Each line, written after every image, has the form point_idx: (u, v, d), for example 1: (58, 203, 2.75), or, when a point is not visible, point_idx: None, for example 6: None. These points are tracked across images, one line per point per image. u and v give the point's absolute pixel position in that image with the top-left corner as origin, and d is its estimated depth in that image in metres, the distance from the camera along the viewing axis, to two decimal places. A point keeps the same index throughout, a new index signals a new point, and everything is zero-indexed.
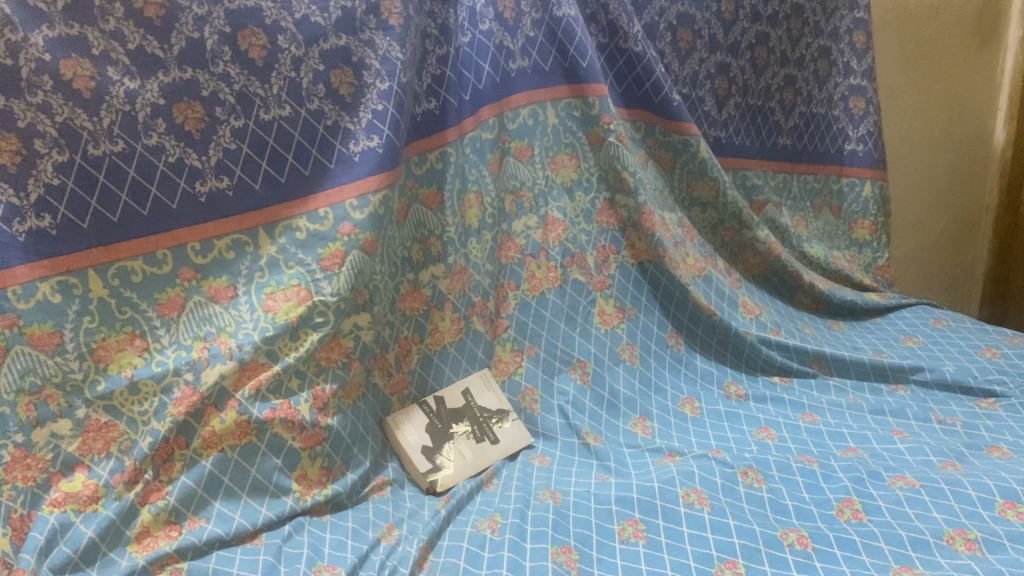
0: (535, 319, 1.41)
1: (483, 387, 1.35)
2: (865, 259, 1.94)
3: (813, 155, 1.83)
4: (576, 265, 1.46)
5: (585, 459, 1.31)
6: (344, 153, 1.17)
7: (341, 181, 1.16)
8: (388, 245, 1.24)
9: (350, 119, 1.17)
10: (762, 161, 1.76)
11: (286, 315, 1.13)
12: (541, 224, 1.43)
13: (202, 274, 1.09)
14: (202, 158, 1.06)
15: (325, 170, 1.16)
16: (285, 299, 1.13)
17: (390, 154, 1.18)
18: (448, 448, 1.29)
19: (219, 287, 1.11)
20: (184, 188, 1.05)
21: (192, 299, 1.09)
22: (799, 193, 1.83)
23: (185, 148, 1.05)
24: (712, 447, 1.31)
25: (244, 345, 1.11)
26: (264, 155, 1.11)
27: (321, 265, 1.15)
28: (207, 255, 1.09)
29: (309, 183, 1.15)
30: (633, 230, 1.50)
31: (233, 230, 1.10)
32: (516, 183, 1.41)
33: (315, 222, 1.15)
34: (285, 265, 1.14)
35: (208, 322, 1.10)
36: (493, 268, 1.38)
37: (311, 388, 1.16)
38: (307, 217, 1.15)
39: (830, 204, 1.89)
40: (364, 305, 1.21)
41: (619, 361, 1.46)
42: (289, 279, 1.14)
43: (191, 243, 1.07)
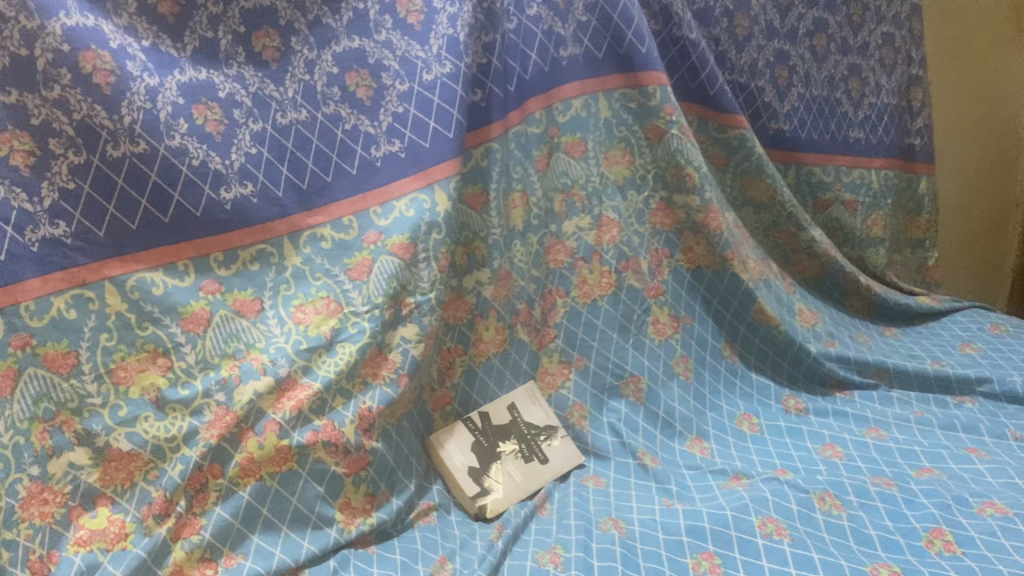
0: (585, 328, 1.30)
1: (529, 401, 1.25)
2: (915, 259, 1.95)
3: (888, 149, 1.80)
4: (631, 270, 1.33)
5: (643, 480, 1.21)
6: (366, 158, 1.09)
7: (365, 188, 1.09)
8: (431, 247, 1.12)
9: (370, 123, 1.09)
10: (833, 155, 1.71)
11: (319, 329, 1.05)
12: (595, 226, 1.31)
13: (225, 288, 1.01)
14: (224, 162, 0.98)
15: (347, 176, 1.08)
16: (315, 312, 1.06)
17: (415, 158, 1.11)
18: (496, 469, 1.19)
19: (244, 301, 1.02)
20: (208, 195, 0.97)
21: (217, 314, 1.00)
22: (876, 190, 1.78)
23: (208, 151, 0.97)
24: (777, 467, 1.23)
25: (278, 361, 1.03)
26: (283, 160, 1.03)
27: (349, 275, 1.08)
28: (230, 267, 1.01)
29: (330, 190, 1.07)
30: (692, 231, 1.38)
31: (259, 240, 1.02)
32: (566, 180, 1.29)
33: (339, 231, 1.07)
34: (311, 276, 1.06)
35: (236, 338, 1.02)
36: (539, 274, 1.28)
37: (356, 407, 1.06)
38: (332, 225, 1.07)
39: (901, 206, 1.88)
40: (409, 315, 1.11)
41: (673, 376, 1.35)
42: (318, 291, 1.06)
43: (214, 254, 0.99)
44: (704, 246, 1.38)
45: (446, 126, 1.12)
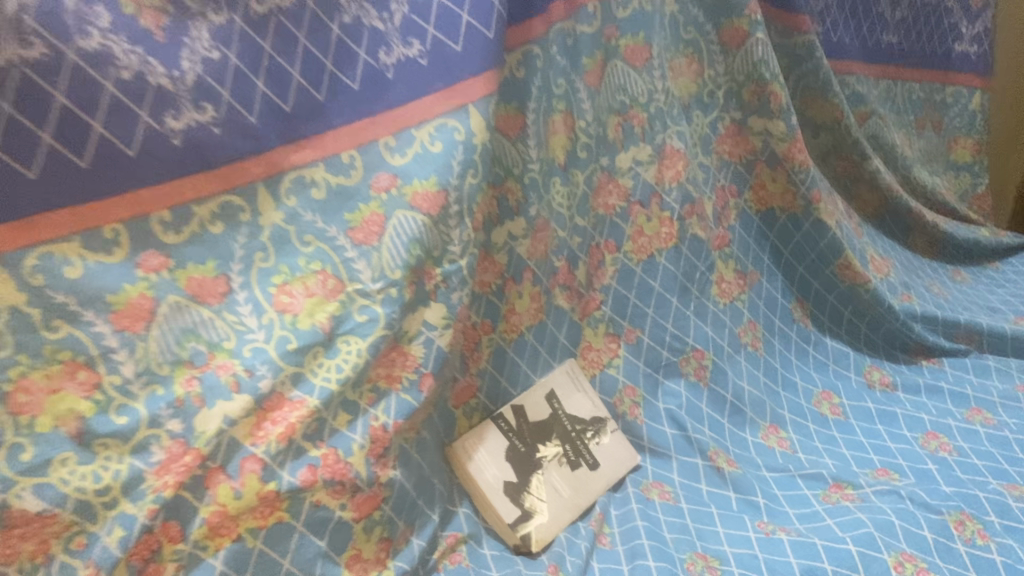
0: (639, 292, 1.02)
1: (571, 387, 0.98)
2: (961, 184, 1.57)
3: (919, 57, 1.42)
4: (697, 216, 1.05)
5: (718, 490, 0.96)
6: (374, 67, 0.75)
7: (372, 111, 0.76)
8: (466, 197, 0.81)
9: (378, 14, 0.75)
10: (863, 64, 1.33)
11: (312, 319, 0.73)
12: (656, 159, 1.01)
13: (175, 263, 0.67)
14: (171, 73, 0.63)
15: (346, 94, 0.74)
16: (305, 293, 0.73)
17: (442, 67, 0.79)
18: (538, 482, 0.92)
19: (203, 281, 0.69)
20: (146, 124, 0.63)
21: (165, 303, 0.67)
22: (902, 106, 1.44)
23: (144, 56, 0.62)
24: (876, 468, 0.99)
25: (257, 369, 0.71)
26: (259, 70, 0.68)
27: (351, 238, 0.75)
28: (180, 231, 0.67)
29: (325, 113, 0.73)
30: (769, 165, 1.10)
31: (224, 189, 0.69)
32: (625, 97, 0.97)
33: (338, 173, 0.74)
34: (298, 242, 0.74)
35: (192, 335, 0.69)
36: (586, 224, 0.97)
37: (368, 426, 0.77)
38: (326, 165, 0.74)
39: (932, 117, 1.49)
40: (434, 292, 0.81)
41: (741, 348, 1.09)
42: (308, 263, 0.74)
43: (157, 213, 0.65)
44: (781, 184, 1.11)
45: (483, 22, 0.81)
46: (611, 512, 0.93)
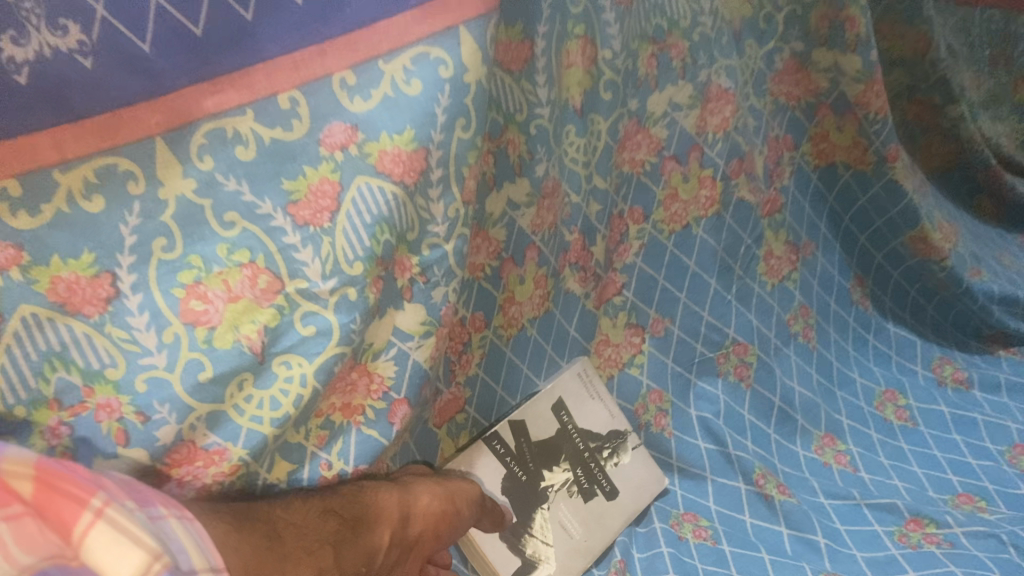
0: (670, 271, 0.84)
1: (584, 394, 0.80)
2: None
3: None
4: (744, 175, 0.85)
5: (770, 524, 0.79)
6: None
7: (322, 36, 0.51)
8: (457, 157, 0.59)
9: None
10: None
11: (235, 334, 0.51)
12: (698, 102, 0.79)
13: (32, 258, 0.45)
14: None
15: (284, 11, 0.49)
16: (227, 296, 0.51)
17: None
18: (543, 519, 0.75)
19: (77, 286, 0.46)
20: None
21: (17, 317, 0.45)
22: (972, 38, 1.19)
23: None
24: (958, 493, 0.83)
25: (155, 411, 0.49)
26: None
27: (291, 216, 0.53)
28: (36, 213, 0.44)
29: (252, 38, 0.49)
30: (834, 112, 0.91)
31: (101, 149, 0.45)
32: (660, 20, 0.73)
33: (273, 125, 0.51)
34: (216, 223, 0.50)
35: (54, 360, 0.46)
36: (609, 186, 0.75)
37: (318, 480, 0.59)
38: (254, 113, 0.50)
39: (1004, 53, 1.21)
40: (408, 291, 0.60)
41: (789, 339, 0.92)
42: (231, 253, 0.51)
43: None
44: (848, 135, 0.92)
45: None
46: (635, 557, 0.76)
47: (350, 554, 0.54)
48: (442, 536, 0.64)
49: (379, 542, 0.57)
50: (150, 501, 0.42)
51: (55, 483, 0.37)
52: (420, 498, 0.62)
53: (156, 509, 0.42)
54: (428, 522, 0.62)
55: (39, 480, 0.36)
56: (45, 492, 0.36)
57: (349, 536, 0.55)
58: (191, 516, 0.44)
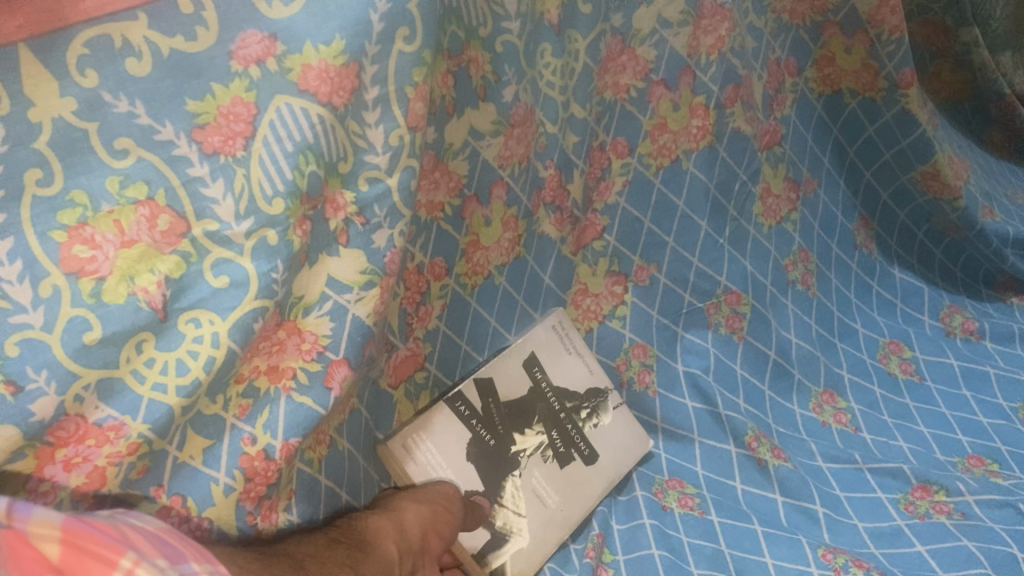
0: (656, 212, 0.75)
1: (559, 348, 0.72)
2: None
3: None
4: (740, 104, 0.76)
5: (764, 494, 0.72)
6: None
7: None
8: (403, 73, 0.50)
9: None
10: None
11: (130, 287, 0.42)
12: (690, 18, 0.69)
13: None
14: None
15: None
16: (119, 242, 0.42)
17: None
18: (516, 488, 0.67)
19: None
20: None
21: None
22: None
23: None
24: (967, 455, 0.76)
25: (30, 380, 0.40)
26: None
27: (199, 145, 0.43)
28: None
29: None
30: (844, 31, 0.82)
31: None
32: None
33: (171, 32, 0.42)
34: (104, 153, 0.41)
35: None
36: (587, 115, 0.67)
37: (240, 459, 0.50)
38: (149, 16, 0.41)
39: None
40: (344, 235, 0.52)
41: (787, 288, 0.84)
42: (124, 190, 0.41)
43: None
44: (857, 58, 0.83)
45: None
46: (615, 528, 0.69)
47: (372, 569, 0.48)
48: (444, 541, 0.57)
49: (390, 554, 0.51)
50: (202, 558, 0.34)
51: (81, 546, 0.30)
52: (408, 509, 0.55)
53: (191, 566, 0.33)
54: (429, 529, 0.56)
55: (66, 543, 0.30)
56: (71, 554, 0.30)
57: (361, 555, 0.49)
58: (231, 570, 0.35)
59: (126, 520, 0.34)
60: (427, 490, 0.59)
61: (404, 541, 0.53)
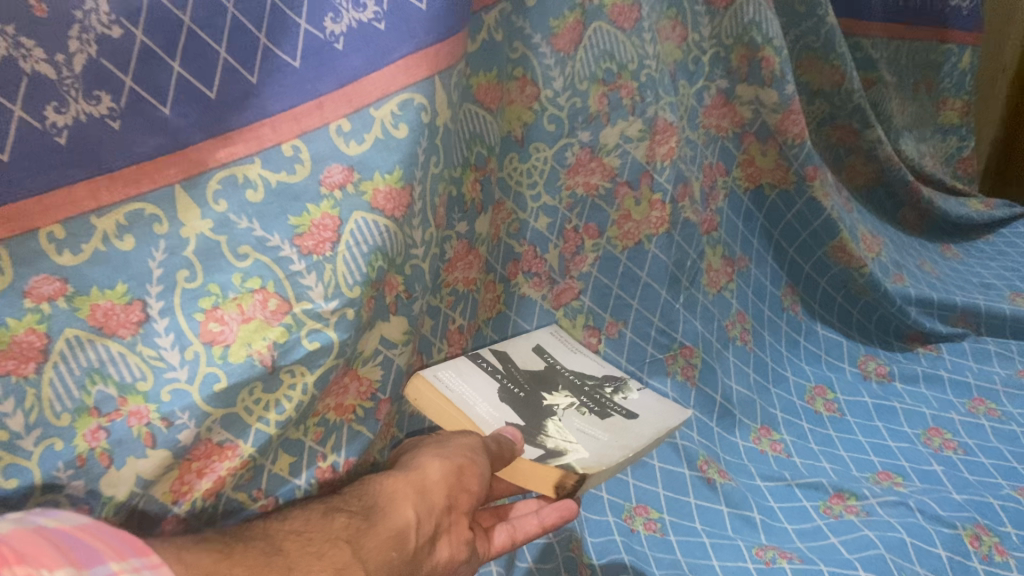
0: (622, 281, 0.94)
1: (564, 348, 0.89)
2: (947, 149, 1.64)
3: (922, 17, 1.47)
4: (689, 198, 0.96)
5: (712, 504, 0.88)
6: (323, 39, 0.60)
7: (320, 91, 0.61)
8: (428, 193, 0.70)
9: None
10: (872, 25, 1.41)
11: (247, 349, 0.60)
12: (647, 135, 0.89)
13: (76, 289, 0.54)
14: (53, 58, 0.49)
15: (288, 74, 0.59)
16: (240, 318, 0.60)
17: (406, 31, 0.64)
18: (557, 428, 0.77)
19: (113, 312, 0.55)
20: (22, 121, 0.49)
21: (60, 340, 0.54)
22: (903, 69, 1.50)
23: (14, 37, 0.48)
24: (878, 471, 0.94)
25: (176, 417, 0.58)
26: (174, 49, 0.54)
27: (298, 246, 0.62)
28: (79, 253, 0.53)
29: (262, 98, 0.58)
30: (759, 138, 1.03)
31: (132, 196, 0.54)
32: (611, 64, 0.84)
33: (276, 169, 0.60)
34: (232, 256, 0.59)
35: (96, 375, 0.55)
36: (557, 202, 0.87)
37: (315, 470, 0.69)
38: (261, 159, 0.59)
39: (926, 80, 1.55)
40: (395, 306, 0.70)
41: (729, 342, 1.03)
42: (245, 281, 0.60)
43: (47, 228, 0.51)
44: (772, 158, 1.04)
45: None
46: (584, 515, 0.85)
47: (370, 541, 0.58)
48: (473, 493, 0.67)
49: (404, 518, 0.61)
50: (104, 553, 0.41)
51: None
52: (430, 468, 0.66)
53: (107, 566, 0.40)
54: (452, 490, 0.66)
55: None
56: None
57: (361, 525, 0.59)
58: (154, 559, 0.43)
59: (37, 525, 0.41)
60: (450, 443, 0.70)
61: (424, 501, 0.64)
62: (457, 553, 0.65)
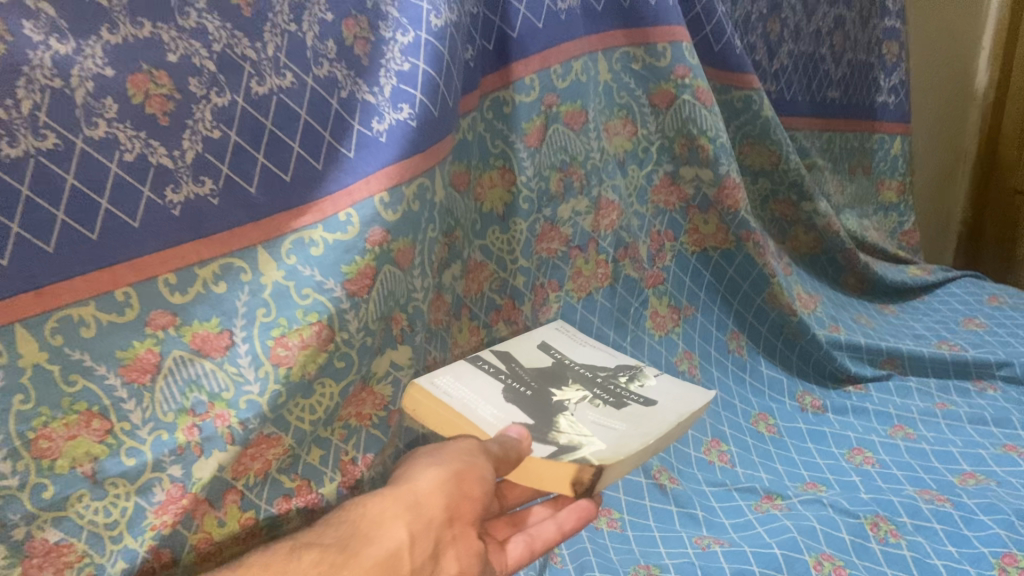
0: (581, 326, 1.15)
1: (571, 341, 1.06)
2: (891, 224, 1.85)
3: (852, 111, 1.72)
4: (628, 259, 1.20)
5: (663, 505, 1.08)
6: (364, 134, 0.85)
7: (365, 173, 0.84)
8: (426, 251, 0.92)
9: (369, 89, 0.86)
10: (807, 119, 1.63)
11: (304, 369, 0.81)
12: (592, 210, 1.14)
13: (181, 320, 0.74)
14: (172, 153, 0.72)
15: (342, 161, 0.84)
16: (300, 345, 0.81)
17: (427, 130, 0.88)
18: (571, 423, 0.84)
19: (208, 336, 0.76)
20: (150, 198, 0.71)
21: (170, 356, 0.74)
22: (838, 154, 1.72)
23: (146, 140, 0.70)
24: (805, 481, 1.13)
25: (249, 420, 0.78)
26: (260, 144, 0.77)
27: (347, 289, 0.83)
28: (187, 292, 0.74)
29: (322, 180, 0.82)
30: (700, 210, 1.28)
31: (226, 252, 0.76)
32: (565, 156, 1.10)
33: (335, 230, 0.82)
34: (297, 295, 0.80)
35: (195, 386, 0.76)
36: (532, 264, 1.09)
37: (339, 464, 0.89)
38: (323, 225, 0.82)
39: (862, 163, 1.78)
40: (401, 336, 0.93)
41: (680, 373, 1.23)
42: (306, 315, 0.81)
43: (164, 275, 0.72)
44: (712, 225, 1.29)
45: (452, 90, 0.91)
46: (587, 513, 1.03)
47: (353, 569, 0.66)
48: (474, 498, 0.76)
49: (396, 538, 0.70)
50: None
51: None
52: (424, 482, 0.75)
53: None
54: (455, 501, 0.76)
55: None
56: None
57: (340, 558, 0.67)
58: None
59: None
60: (448, 458, 0.77)
61: (419, 516, 0.73)
62: (465, 562, 0.74)
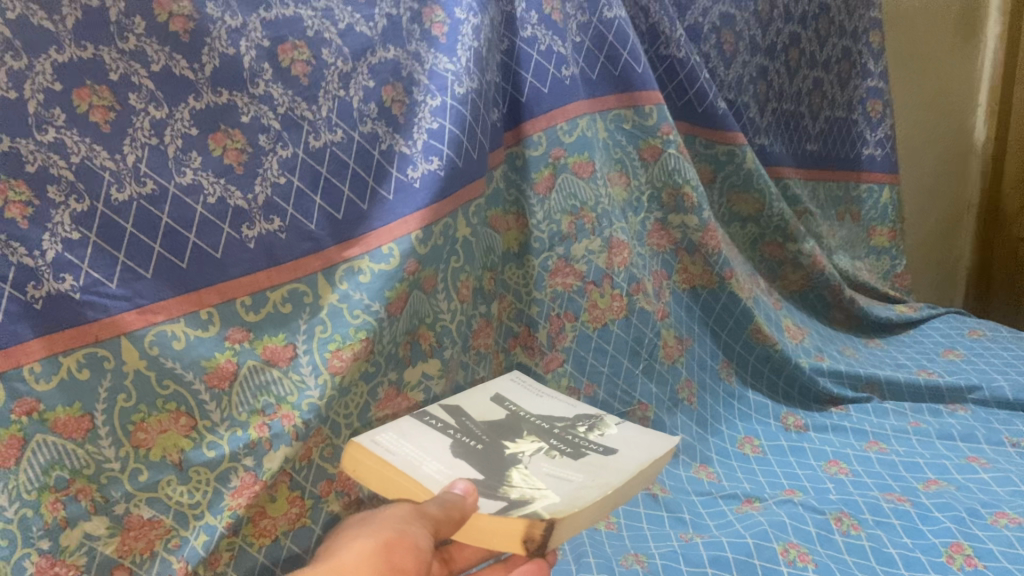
0: (595, 353, 1.29)
1: (528, 392, 1.10)
2: (883, 266, 1.98)
3: (837, 162, 1.90)
4: (642, 292, 1.33)
5: (655, 510, 1.20)
6: (402, 180, 1.01)
7: (403, 213, 1.00)
8: (449, 279, 1.09)
9: (404, 143, 1.03)
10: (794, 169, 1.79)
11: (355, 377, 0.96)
12: (605, 249, 1.29)
13: (254, 335, 0.90)
14: (245, 196, 0.89)
15: (383, 203, 1.00)
16: (352, 356, 0.95)
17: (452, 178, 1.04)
18: (524, 477, 0.86)
19: (275, 348, 0.92)
20: (228, 234, 0.87)
21: (245, 365, 0.89)
22: (823, 202, 1.88)
23: (225, 186, 0.87)
24: (785, 488, 1.26)
25: (310, 419, 0.93)
26: (316, 188, 0.94)
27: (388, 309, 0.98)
28: (258, 311, 0.90)
29: (367, 219, 0.99)
30: (688, 251, 1.43)
31: (291, 278, 0.93)
32: (576, 202, 1.26)
33: (379, 261, 0.98)
34: (348, 314, 0.96)
35: (266, 391, 0.91)
36: (546, 295, 1.24)
37: None
38: (369, 256, 0.98)
39: (850, 210, 1.93)
40: (428, 352, 1.08)
41: (679, 401, 1.38)
42: (356, 332, 0.96)
43: (240, 298, 0.89)
44: (700, 266, 1.44)
45: (479, 142, 1.09)
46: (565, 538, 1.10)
47: None
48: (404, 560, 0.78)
49: None
50: None
51: None
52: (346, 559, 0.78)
53: None
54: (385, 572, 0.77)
55: None
56: None
57: None
58: None
59: None
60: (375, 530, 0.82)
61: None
62: None
